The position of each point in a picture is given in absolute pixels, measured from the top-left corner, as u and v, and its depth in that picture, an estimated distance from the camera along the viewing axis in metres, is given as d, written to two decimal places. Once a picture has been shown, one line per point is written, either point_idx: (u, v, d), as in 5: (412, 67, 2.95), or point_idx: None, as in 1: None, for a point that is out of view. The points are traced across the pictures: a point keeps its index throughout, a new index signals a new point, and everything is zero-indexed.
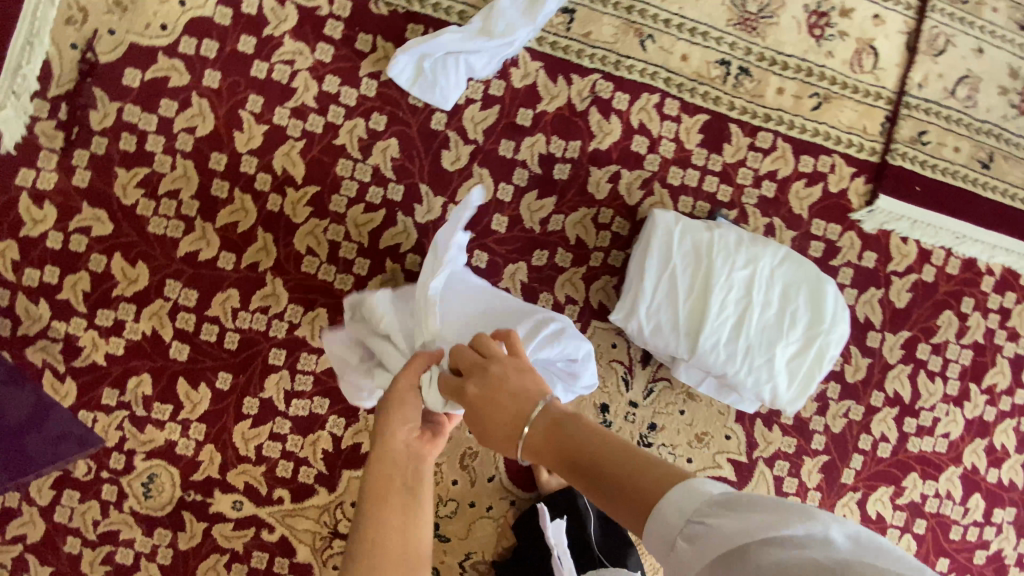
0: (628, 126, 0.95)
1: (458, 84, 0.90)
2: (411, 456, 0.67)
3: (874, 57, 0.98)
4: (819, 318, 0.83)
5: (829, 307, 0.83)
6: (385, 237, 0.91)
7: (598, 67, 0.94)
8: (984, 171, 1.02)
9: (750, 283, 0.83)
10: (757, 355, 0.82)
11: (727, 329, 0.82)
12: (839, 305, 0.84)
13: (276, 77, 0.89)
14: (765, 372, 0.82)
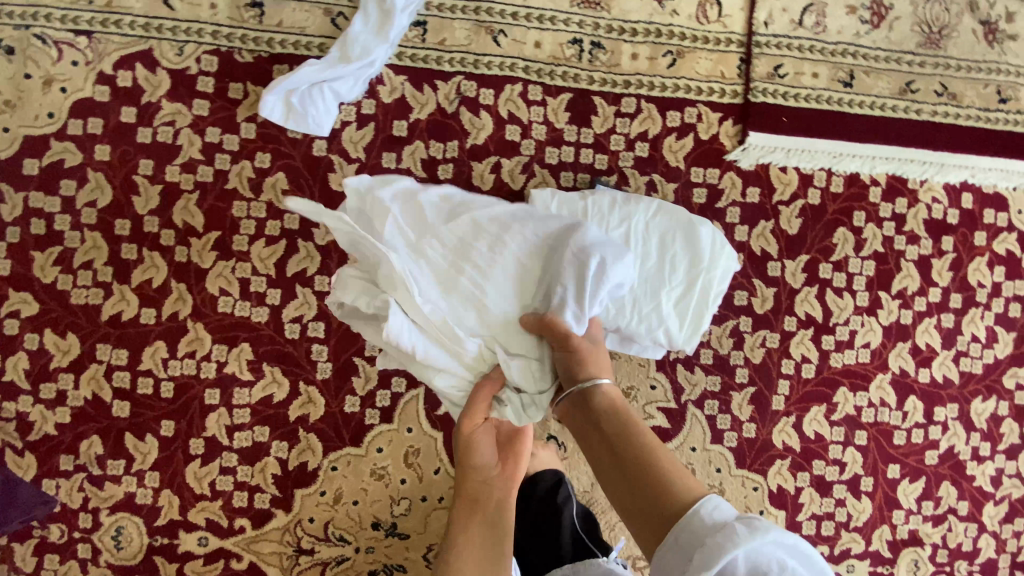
0: (499, 118, 1.01)
1: (329, 111, 0.95)
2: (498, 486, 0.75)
3: (717, 6, 1.03)
4: (699, 257, 0.88)
5: (706, 241, 0.88)
6: (291, 265, 0.97)
7: (458, 69, 1.00)
8: (847, 90, 1.05)
9: (626, 237, 0.88)
10: (642, 300, 0.86)
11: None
12: (715, 241, 0.89)
13: (162, 139, 0.96)
14: (655, 314, 0.86)
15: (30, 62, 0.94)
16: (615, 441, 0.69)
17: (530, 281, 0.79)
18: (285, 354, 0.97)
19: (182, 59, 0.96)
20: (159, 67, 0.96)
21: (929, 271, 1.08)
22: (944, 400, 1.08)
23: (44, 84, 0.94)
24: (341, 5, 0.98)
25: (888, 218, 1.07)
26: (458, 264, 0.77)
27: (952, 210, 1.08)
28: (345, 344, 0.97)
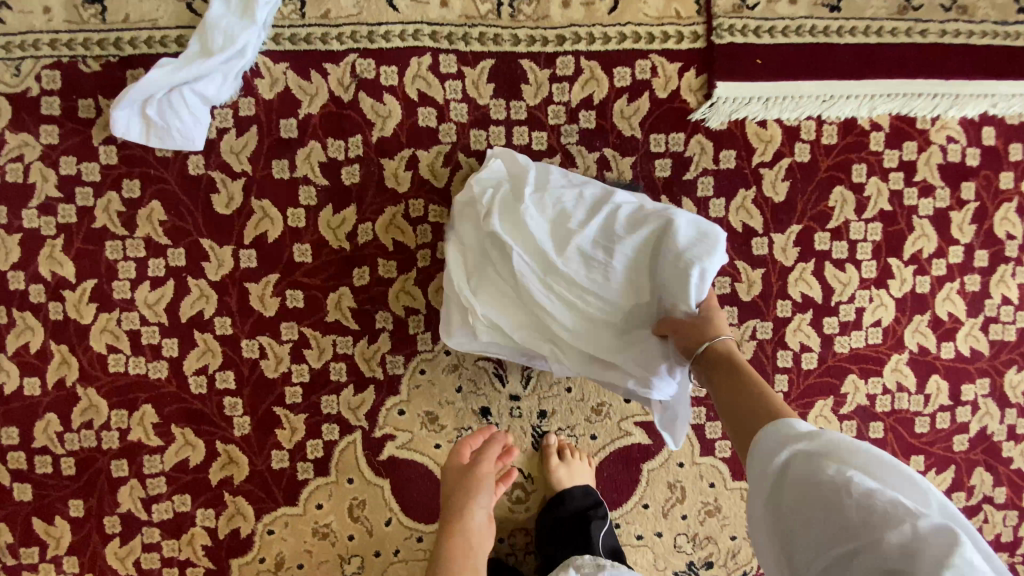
0: (408, 101, 0.83)
1: (198, 120, 0.78)
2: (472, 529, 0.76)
3: None
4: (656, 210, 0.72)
5: (689, 234, 0.69)
6: (185, 310, 0.83)
7: (351, 47, 0.82)
8: (833, 16, 0.85)
9: (609, 231, 0.71)
10: (609, 324, 0.71)
11: (571, 292, 0.71)
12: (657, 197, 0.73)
13: (10, 178, 0.80)
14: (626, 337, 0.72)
15: None
16: (732, 389, 0.57)
17: (598, 262, 0.70)
18: (195, 412, 0.84)
19: (20, 79, 0.80)
20: None
21: (947, 227, 0.90)
22: (973, 376, 0.92)
23: None
24: None
25: (894, 169, 0.89)
26: (531, 271, 0.71)
27: (971, 149, 0.90)
28: (262, 393, 0.84)
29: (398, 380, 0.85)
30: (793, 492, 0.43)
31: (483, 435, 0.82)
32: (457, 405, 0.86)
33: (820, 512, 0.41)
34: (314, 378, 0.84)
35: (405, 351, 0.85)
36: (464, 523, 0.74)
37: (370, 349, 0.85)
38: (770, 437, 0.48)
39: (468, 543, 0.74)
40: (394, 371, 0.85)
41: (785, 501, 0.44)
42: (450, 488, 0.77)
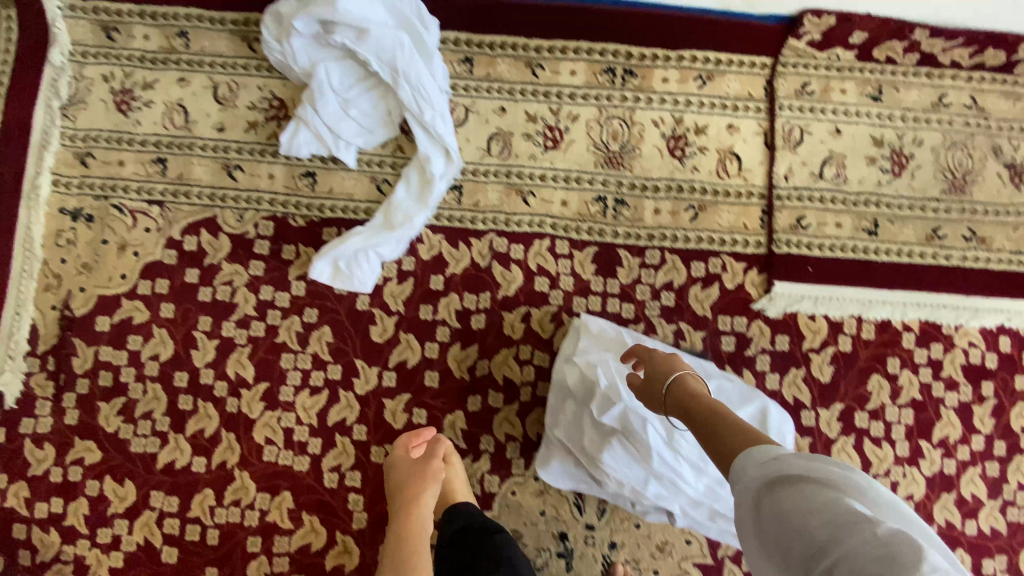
0: (528, 270, 1.06)
1: (373, 272, 1.03)
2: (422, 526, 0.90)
3: (737, 162, 1.08)
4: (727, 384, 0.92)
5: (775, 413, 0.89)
6: (332, 415, 1.02)
7: (491, 227, 1.07)
8: (871, 239, 1.07)
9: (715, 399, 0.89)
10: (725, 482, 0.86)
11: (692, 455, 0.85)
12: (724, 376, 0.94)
13: (220, 297, 1.04)
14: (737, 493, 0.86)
15: (108, 230, 1.05)
16: (698, 410, 0.71)
17: None
18: (324, 503, 1.01)
19: (242, 225, 1.06)
20: (222, 231, 1.05)
21: (969, 418, 1.05)
22: (1000, 557, 1.03)
23: (119, 250, 1.05)
24: (385, 173, 1.08)
25: (923, 364, 1.06)
26: (655, 436, 0.84)
27: (990, 353, 1.07)
28: (380, 493, 1.01)
29: (492, 496, 1.01)
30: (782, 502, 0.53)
31: (430, 433, 0.98)
32: (539, 525, 1.01)
33: (797, 523, 0.51)
34: None
35: (501, 472, 1.02)
36: (418, 504, 0.90)
37: (473, 467, 1.02)
38: (742, 472, 0.59)
39: (422, 526, 0.90)
40: (490, 489, 1.02)
41: (766, 527, 0.54)
42: (407, 476, 0.92)
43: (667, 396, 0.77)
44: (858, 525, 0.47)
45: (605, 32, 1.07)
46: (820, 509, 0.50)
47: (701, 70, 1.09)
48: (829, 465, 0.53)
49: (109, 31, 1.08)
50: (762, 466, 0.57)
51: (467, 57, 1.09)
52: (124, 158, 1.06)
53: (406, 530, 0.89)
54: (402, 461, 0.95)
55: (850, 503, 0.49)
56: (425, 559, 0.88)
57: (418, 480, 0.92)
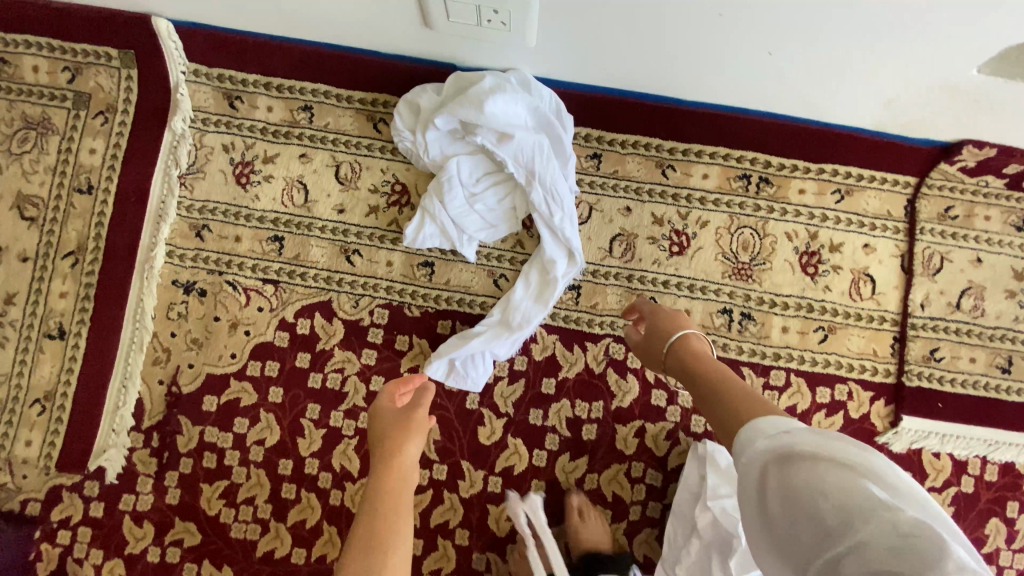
0: (646, 381, 1.02)
1: (485, 371, 0.99)
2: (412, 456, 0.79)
3: (871, 283, 1.04)
4: None
5: None
6: (435, 517, 1.00)
7: (609, 331, 1.03)
8: (1005, 376, 1.03)
9: None
10: None
11: None
12: None
13: (330, 385, 1.02)
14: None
15: (220, 306, 1.03)
16: (705, 382, 0.70)
17: None
18: None
19: (357, 310, 1.03)
20: (335, 316, 1.03)
21: None
22: None
23: (231, 327, 1.03)
24: (503, 267, 1.05)
25: None
26: None
27: None
28: None
29: None
30: (791, 479, 0.47)
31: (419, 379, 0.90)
32: None
33: (806, 516, 0.45)
34: None
35: None
36: (402, 462, 0.77)
37: None
38: (753, 445, 0.52)
39: (405, 478, 0.76)
40: None
41: (773, 527, 0.48)
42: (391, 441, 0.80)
43: (669, 355, 0.79)
44: (884, 523, 0.40)
45: (744, 140, 1.03)
46: (852, 511, 0.42)
47: (841, 184, 1.05)
48: (844, 445, 0.47)
49: (233, 100, 1.05)
50: (771, 438, 0.51)
51: (596, 153, 1.05)
52: (241, 232, 1.04)
53: (386, 496, 0.72)
54: (386, 411, 0.85)
55: (868, 484, 0.43)
56: (405, 526, 0.71)
57: (400, 420, 0.83)
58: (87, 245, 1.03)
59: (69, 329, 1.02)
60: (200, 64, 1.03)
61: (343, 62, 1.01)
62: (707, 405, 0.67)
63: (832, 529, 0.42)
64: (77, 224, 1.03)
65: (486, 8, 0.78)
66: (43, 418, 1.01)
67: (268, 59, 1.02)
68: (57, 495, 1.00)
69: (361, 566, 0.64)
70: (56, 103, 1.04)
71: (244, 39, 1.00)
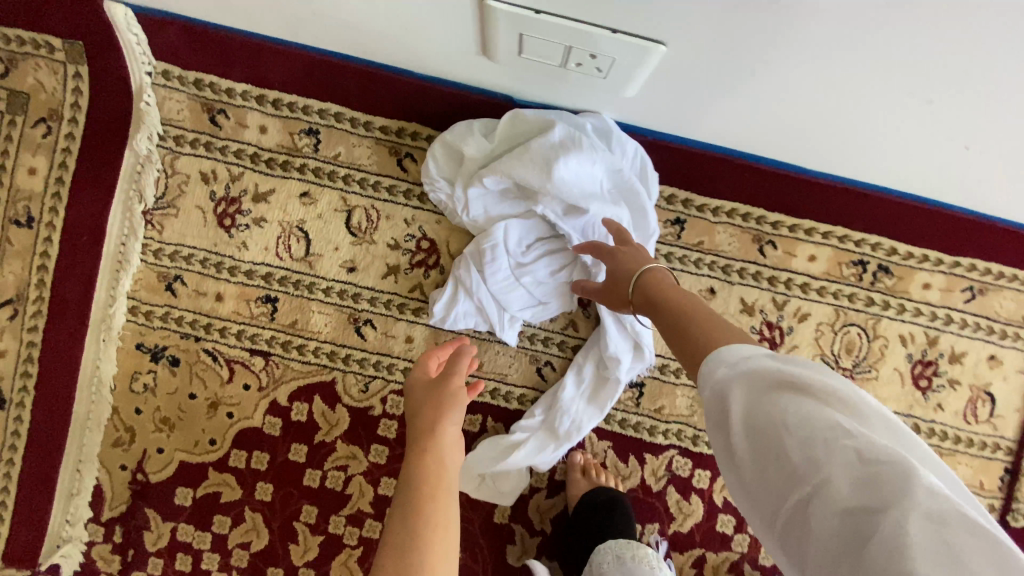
0: (712, 504, 0.85)
1: (520, 483, 0.82)
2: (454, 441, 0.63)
3: (991, 404, 0.86)
4: None
5: None
6: None
7: (674, 443, 0.84)
8: None
9: None
10: None
11: None
12: None
13: (331, 484, 0.84)
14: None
15: (197, 380, 0.83)
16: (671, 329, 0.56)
17: None
18: None
19: (366, 396, 0.84)
20: (339, 402, 0.84)
21: None
22: None
23: (210, 408, 0.83)
24: (550, 354, 0.84)
25: None
26: None
27: None
28: None
29: None
30: (756, 406, 0.38)
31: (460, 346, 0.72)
32: None
33: (779, 476, 0.36)
34: None
35: None
36: (442, 443, 0.61)
37: None
38: (710, 375, 0.41)
39: (447, 464, 0.60)
40: None
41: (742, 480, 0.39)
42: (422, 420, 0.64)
43: (635, 295, 0.57)
44: (880, 478, 0.32)
45: (870, 220, 0.81)
46: (830, 451, 0.34)
47: (974, 281, 0.84)
48: (807, 366, 0.38)
49: (214, 116, 0.80)
50: (736, 367, 0.40)
51: (679, 218, 0.82)
52: (223, 289, 0.82)
53: (426, 485, 0.57)
54: (421, 380, 0.68)
55: (838, 418, 0.35)
56: (453, 514, 0.56)
57: (438, 396, 0.65)
58: (28, 292, 0.81)
59: (7, 397, 0.82)
60: (171, 64, 0.78)
61: (362, 79, 0.76)
62: (685, 357, 0.47)
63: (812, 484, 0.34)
64: (14, 266, 0.81)
65: (581, 51, 0.55)
66: None
67: (262, 66, 0.77)
68: None
69: None
70: None
71: (229, 38, 0.74)
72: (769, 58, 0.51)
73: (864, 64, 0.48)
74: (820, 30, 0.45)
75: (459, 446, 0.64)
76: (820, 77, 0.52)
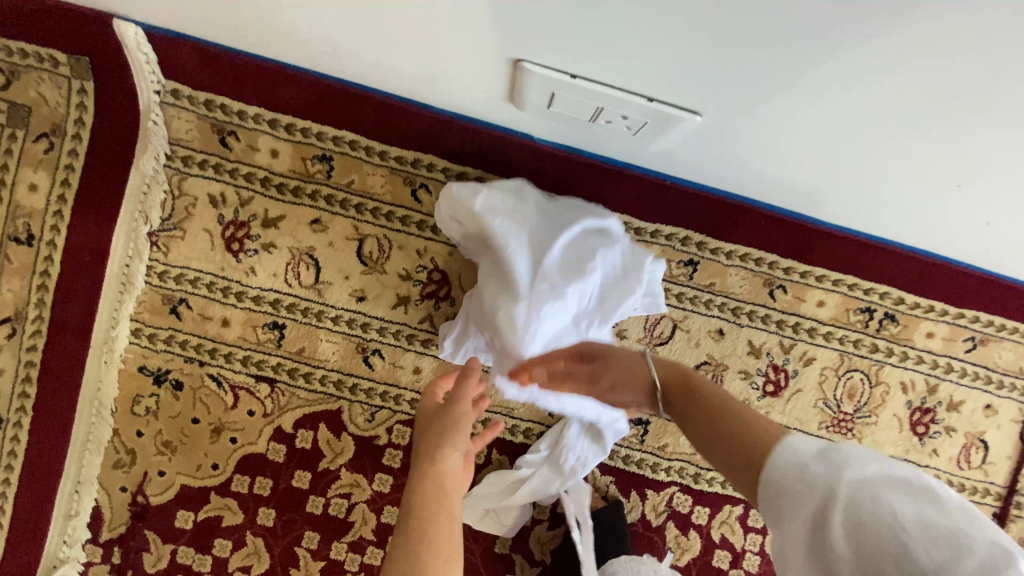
0: (709, 539, 0.87)
1: (523, 517, 0.84)
2: (454, 469, 0.63)
3: (983, 451, 0.89)
4: None
5: None
6: None
7: (675, 479, 0.86)
8: None
9: None
10: None
11: None
12: None
13: (334, 511, 0.84)
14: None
15: (200, 405, 0.82)
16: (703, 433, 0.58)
17: None
18: None
19: (372, 425, 0.84)
20: (344, 430, 0.83)
21: None
22: None
23: (213, 433, 0.82)
24: None
25: None
26: None
27: None
28: None
29: None
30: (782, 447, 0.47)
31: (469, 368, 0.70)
32: None
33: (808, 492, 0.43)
34: None
35: None
36: (446, 471, 0.62)
37: None
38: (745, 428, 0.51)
39: (449, 490, 0.61)
40: None
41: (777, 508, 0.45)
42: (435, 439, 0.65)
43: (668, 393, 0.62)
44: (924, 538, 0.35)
45: (881, 270, 0.81)
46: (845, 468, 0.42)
47: (976, 332, 0.86)
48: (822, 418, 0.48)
49: (223, 137, 0.78)
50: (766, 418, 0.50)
51: (692, 259, 0.82)
52: (230, 314, 0.81)
53: (427, 505, 0.57)
54: (429, 406, 0.69)
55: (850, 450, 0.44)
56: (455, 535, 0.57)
57: (440, 423, 0.65)
58: (28, 312, 0.80)
59: (4, 416, 0.81)
60: (180, 83, 0.76)
61: (381, 110, 0.74)
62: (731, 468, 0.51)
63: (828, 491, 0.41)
64: (12, 284, 0.79)
65: (616, 113, 0.54)
66: None
67: (276, 91, 0.75)
68: None
69: None
70: None
71: (242, 60, 0.72)
72: (787, 110, 0.49)
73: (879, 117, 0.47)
74: (865, 99, 0.45)
75: (461, 474, 0.64)
76: (852, 140, 0.52)
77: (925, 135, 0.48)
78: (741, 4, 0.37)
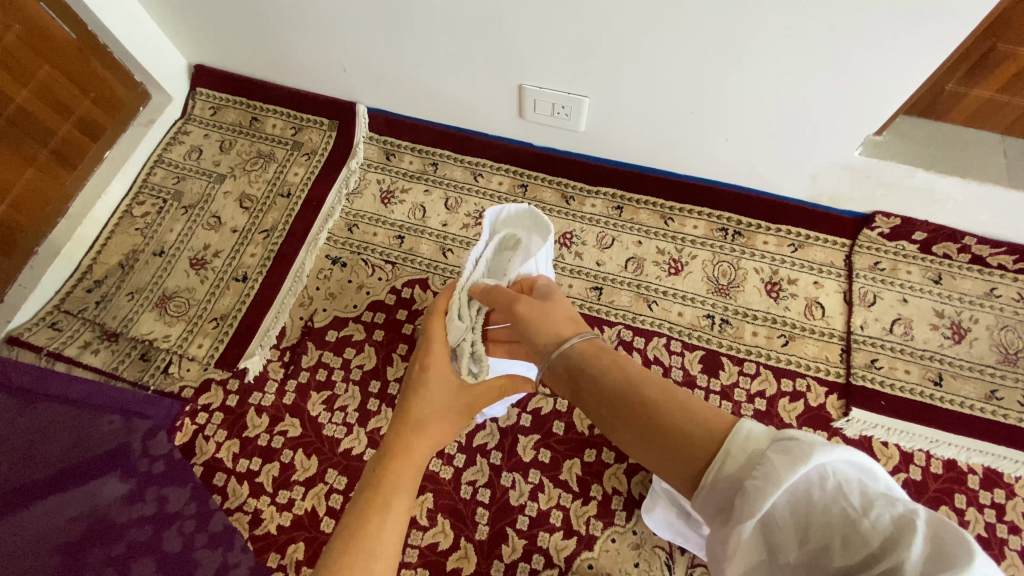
0: (647, 357, 1.36)
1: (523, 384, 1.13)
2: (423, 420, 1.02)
3: (820, 308, 1.40)
4: None
5: None
6: (477, 438, 1.29)
7: (620, 320, 1.41)
8: (937, 387, 1.30)
9: None
10: None
11: None
12: None
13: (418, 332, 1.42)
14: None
15: (354, 273, 1.50)
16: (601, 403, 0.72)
17: None
18: (456, 511, 1.23)
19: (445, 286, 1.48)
20: (430, 289, 1.48)
21: None
22: None
23: (358, 288, 1.48)
24: None
25: (987, 505, 1.20)
26: None
27: None
28: (502, 514, 1.22)
29: (594, 539, 1.20)
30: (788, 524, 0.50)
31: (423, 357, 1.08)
32: None
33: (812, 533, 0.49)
34: (538, 515, 1.22)
35: (605, 519, 1.21)
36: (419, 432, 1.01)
37: (582, 509, 1.22)
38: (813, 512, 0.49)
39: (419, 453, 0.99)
40: (594, 531, 1.20)
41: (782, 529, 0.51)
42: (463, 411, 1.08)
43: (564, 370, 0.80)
44: (854, 523, 0.47)
45: (723, 203, 1.50)
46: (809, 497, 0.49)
47: (794, 240, 1.47)
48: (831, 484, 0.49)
49: (389, 155, 1.65)
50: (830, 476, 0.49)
51: (620, 205, 1.54)
52: (377, 231, 1.56)
53: (399, 458, 0.96)
54: (422, 380, 1.06)
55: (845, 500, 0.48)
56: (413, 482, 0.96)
57: (411, 392, 1.06)
58: (277, 226, 1.57)
59: (249, 275, 1.50)
60: (375, 132, 1.67)
61: (465, 140, 1.62)
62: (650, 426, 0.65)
63: (820, 541, 0.49)
64: (274, 213, 1.58)
65: (559, 104, 1.40)
66: (214, 331, 1.44)
67: (417, 133, 1.64)
68: (205, 386, 1.39)
69: (372, 526, 0.86)
70: (281, 146, 1.68)
71: (408, 121, 1.65)
72: (600, 100, 1.35)
73: (624, 95, 1.31)
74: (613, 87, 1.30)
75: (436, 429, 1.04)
76: (642, 108, 1.34)
77: (666, 101, 1.29)
78: (576, 54, 1.23)
